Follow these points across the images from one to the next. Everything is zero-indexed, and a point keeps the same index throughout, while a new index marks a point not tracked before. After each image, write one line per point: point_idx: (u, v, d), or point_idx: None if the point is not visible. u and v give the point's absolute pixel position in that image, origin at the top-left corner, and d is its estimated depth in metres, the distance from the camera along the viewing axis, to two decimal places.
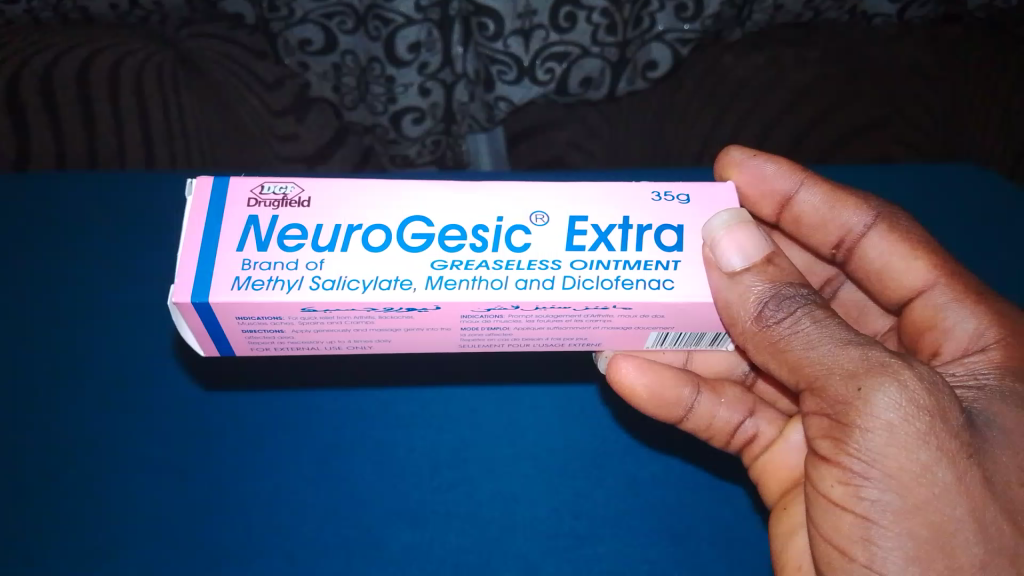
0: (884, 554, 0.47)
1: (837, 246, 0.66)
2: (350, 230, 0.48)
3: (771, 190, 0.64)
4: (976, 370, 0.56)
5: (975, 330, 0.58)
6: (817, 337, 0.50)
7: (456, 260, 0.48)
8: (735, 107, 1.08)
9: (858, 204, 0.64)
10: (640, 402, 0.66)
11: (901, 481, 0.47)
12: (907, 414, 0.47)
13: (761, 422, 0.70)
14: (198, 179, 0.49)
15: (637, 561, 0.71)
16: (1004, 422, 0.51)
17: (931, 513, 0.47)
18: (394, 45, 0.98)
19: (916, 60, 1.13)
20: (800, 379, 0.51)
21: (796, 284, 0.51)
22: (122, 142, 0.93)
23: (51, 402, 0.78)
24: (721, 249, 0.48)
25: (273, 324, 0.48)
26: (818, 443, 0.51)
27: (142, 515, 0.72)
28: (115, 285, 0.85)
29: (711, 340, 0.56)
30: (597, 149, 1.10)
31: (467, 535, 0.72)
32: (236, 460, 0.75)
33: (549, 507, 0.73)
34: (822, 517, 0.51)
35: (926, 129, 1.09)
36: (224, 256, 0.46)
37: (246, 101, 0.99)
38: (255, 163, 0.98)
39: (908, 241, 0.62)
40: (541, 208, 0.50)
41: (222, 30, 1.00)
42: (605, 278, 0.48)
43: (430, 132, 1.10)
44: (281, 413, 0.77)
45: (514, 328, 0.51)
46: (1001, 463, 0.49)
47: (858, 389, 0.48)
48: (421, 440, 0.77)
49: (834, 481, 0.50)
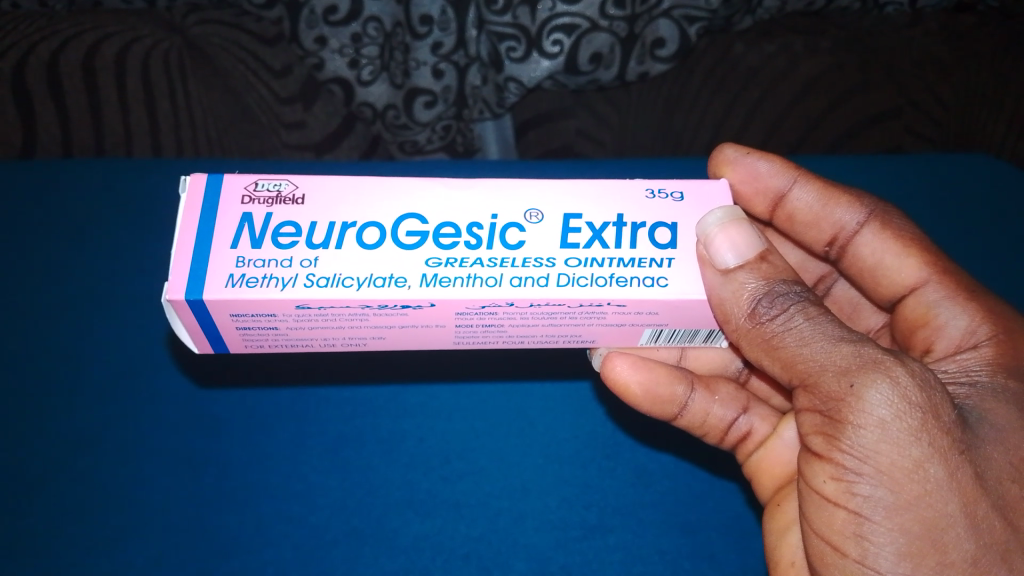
0: (877, 549, 0.45)
1: (830, 244, 0.64)
2: (344, 227, 0.46)
3: (765, 188, 0.63)
4: (968, 367, 0.53)
5: (968, 327, 0.55)
6: (811, 334, 0.47)
7: (451, 258, 0.46)
8: (747, 96, 1.09)
9: (851, 202, 0.62)
10: (637, 401, 0.61)
11: (893, 477, 0.45)
12: (899, 410, 0.44)
13: (755, 418, 0.66)
14: (192, 175, 0.46)
15: (649, 552, 0.67)
16: (995, 417, 0.48)
17: (924, 509, 0.44)
18: (410, 12, 1.01)
19: (930, 49, 1.14)
20: (793, 376, 0.48)
21: (790, 281, 0.49)
22: (129, 133, 0.97)
23: (44, 383, 0.76)
24: (713, 247, 0.47)
25: (268, 322, 0.46)
26: (811, 439, 0.49)
27: (133, 499, 0.69)
28: (123, 270, 0.84)
29: (706, 336, 0.53)
30: (608, 138, 1.13)
31: (476, 525, 0.68)
32: (238, 449, 0.72)
33: (558, 498, 0.70)
34: (816, 512, 0.48)
35: (937, 118, 1.14)
36: (218, 254, 0.44)
37: (251, 88, 1.01)
38: (259, 150, 1.03)
39: (900, 239, 0.60)
40: (536, 205, 0.48)
41: (230, 17, 1.03)
42: (599, 275, 0.46)
43: (440, 117, 1.11)
44: (287, 401, 0.75)
45: (509, 325, 0.48)
46: (994, 459, 0.46)
47: (851, 386, 0.46)
48: (431, 431, 0.74)
49: (826, 477, 0.47)
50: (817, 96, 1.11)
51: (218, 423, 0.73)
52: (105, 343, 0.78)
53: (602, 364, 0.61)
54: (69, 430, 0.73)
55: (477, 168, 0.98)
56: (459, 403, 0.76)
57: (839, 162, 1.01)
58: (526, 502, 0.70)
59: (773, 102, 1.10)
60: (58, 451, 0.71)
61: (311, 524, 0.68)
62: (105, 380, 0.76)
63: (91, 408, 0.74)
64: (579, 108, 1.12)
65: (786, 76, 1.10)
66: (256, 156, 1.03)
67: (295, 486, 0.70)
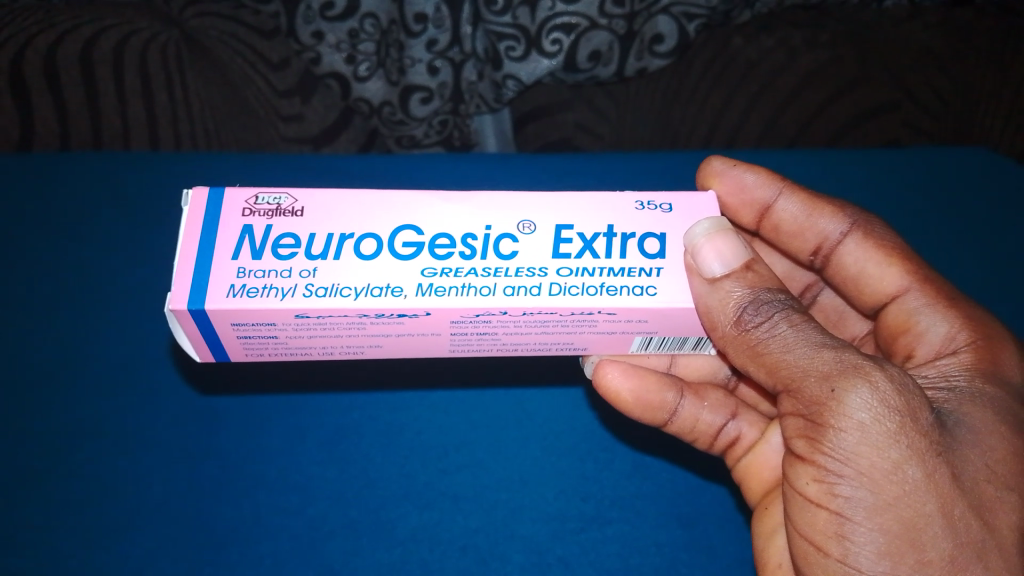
0: (857, 549, 0.45)
1: (815, 253, 0.65)
2: (341, 239, 0.46)
3: (751, 199, 0.65)
4: (947, 373, 0.53)
5: (947, 334, 0.56)
6: (794, 340, 0.48)
7: (446, 267, 0.46)
8: (745, 90, 1.09)
9: (835, 212, 0.63)
10: (627, 407, 0.62)
11: (873, 478, 0.45)
12: (879, 414, 0.45)
13: (743, 424, 0.66)
14: (194, 191, 0.47)
15: (647, 544, 0.68)
16: (972, 420, 0.48)
17: (903, 509, 0.45)
18: (404, 11, 1.02)
19: (928, 43, 1.14)
20: (777, 381, 0.49)
21: (774, 290, 0.50)
22: (127, 126, 0.96)
23: (44, 376, 0.76)
24: (701, 257, 0.47)
25: (267, 330, 0.46)
26: (794, 443, 0.49)
27: (134, 492, 0.69)
28: (121, 263, 0.84)
29: (694, 344, 0.53)
30: (606, 131, 1.13)
31: (475, 516, 0.69)
32: (238, 442, 0.72)
33: (556, 491, 0.71)
34: (800, 514, 0.49)
35: (935, 112, 1.14)
36: (218, 266, 0.45)
37: (250, 81, 1.02)
38: (258, 144, 1.03)
39: (883, 248, 0.61)
40: (529, 216, 0.48)
41: (228, 9, 1.02)
42: (591, 285, 0.47)
43: (437, 112, 1.12)
44: (286, 395, 0.75)
45: (504, 333, 0.49)
46: (972, 461, 0.46)
47: (832, 391, 0.46)
48: (430, 424, 0.75)
49: (809, 479, 0.48)
50: (816, 90, 1.11)
51: (218, 416, 0.74)
52: (104, 338, 0.78)
53: (593, 372, 0.62)
54: (69, 423, 0.73)
55: (476, 162, 0.98)
56: (456, 397, 0.77)
57: (837, 158, 1.02)
58: (523, 495, 0.71)
59: (772, 96, 1.10)
60: (57, 445, 0.72)
61: (311, 516, 0.68)
62: (105, 375, 0.76)
63: (91, 403, 0.74)
64: (578, 102, 1.12)
65: (785, 70, 1.10)
66: (255, 149, 1.04)
67: (294, 479, 0.70)
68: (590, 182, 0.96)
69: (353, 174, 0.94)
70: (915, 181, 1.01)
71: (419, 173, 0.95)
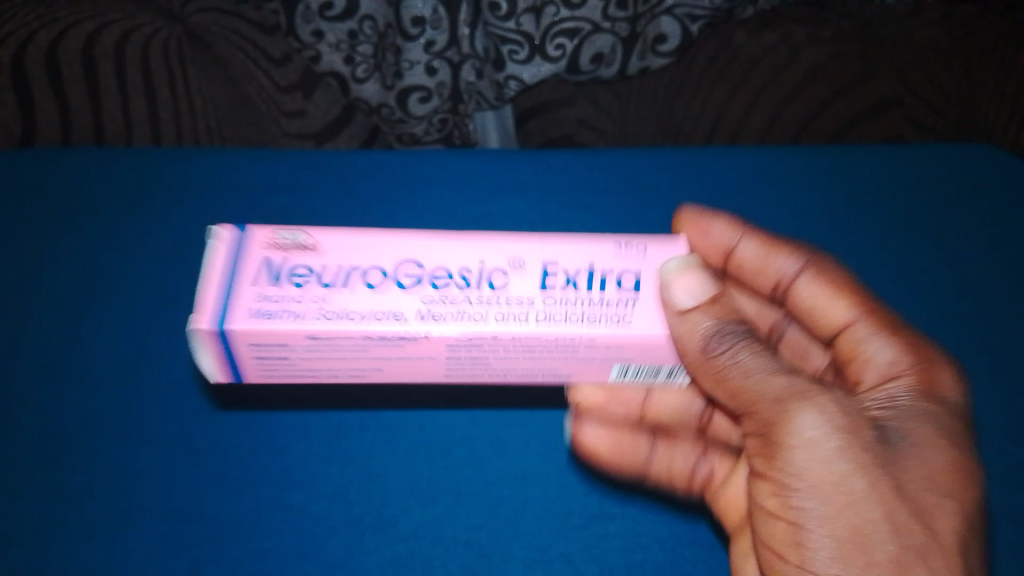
0: (813, 555, 0.51)
1: (774, 290, 0.72)
2: (350, 271, 0.49)
3: (717, 243, 0.72)
4: (893, 396, 0.60)
5: (892, 358, 0.62)
6: (753, 366, 0.53)
7: (444, 295, 0.48)
8: (748, 86, 1.10)
9: (789, 253, 0.71)
10: (603, 459, 0.72)
11: (822, 488, 0.51)
12: (826, 431, 0.51)
13: (711, 462, 0.75)
14: (222, 228, 0.50)
15: (649, 539, 0.69)
16: (912, 436, 0.55)
17: (852, 517, 0.50)
18: (402, 15, 1.00)
19: (934, 40, 1.14)
20: (739, 404, 0.54)
21: (738, 321, 0.54)
22: (129, 123, 0.96)
23: (49, 372, 0.76)
24: (672, 288, 0.50)
25: (281, 359, 0.48)
26: (754, 461, 0.56)
27: (140, 488, 0.70)
28: (125, 259, 0.85)
29: (668, 373, 0.54)
30: (608, 128, 1.13)
31: (478, 512, 0.70)
32: (243, 438, 0.73)
33: (560, 486, 0.72)
34: (761, 525, 0.56)
35: (939, 109, 1.14)
36: (241, 290, 0.47)
37: (251, 76, 1.03)
38: (260, 139, 1.04)
39: (831, 285, 0.69)
40: (521, 252, 0.51)
41: (231, 3, 1.03)
42: (575, 313, 0.49)
43: (435, 110, 1.12)
44: (291, 391, 0.76)
45: (496, 357, 0.49)
46: (912, 472, 0.53)
47: (784, 412, 0.52)
48: (433, 419, 0.75)
49: (767, 494, 0.55)
50: (819, 85, 1.11)
51: (222, 412, 0.74)
52: (111, 338, 0.79)
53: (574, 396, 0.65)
54: (74, 419, 0.73)
55: (479, 158, 0.97)
56: (458, 395, 0.77)
57: (840, 154, 1.02)
58: (526, 491, 0.71)
59: (775, 91, 1.10)
60: (63, 441, 0.72)
61: (316, 512, 0.69)
62: (113, 374, 0.76)
63: (96, 398, 0.75)
64: (580, 97, 1.12)
65: (788, 67, 1.10)
66: (257, 144, 1.04)
67: (299, 475, 0.71)
68: (593, 181, 0.96)
69: (359, 169, 0.94)
70: (919, 177, 1.01)
71: (424, 170, 0.95)
